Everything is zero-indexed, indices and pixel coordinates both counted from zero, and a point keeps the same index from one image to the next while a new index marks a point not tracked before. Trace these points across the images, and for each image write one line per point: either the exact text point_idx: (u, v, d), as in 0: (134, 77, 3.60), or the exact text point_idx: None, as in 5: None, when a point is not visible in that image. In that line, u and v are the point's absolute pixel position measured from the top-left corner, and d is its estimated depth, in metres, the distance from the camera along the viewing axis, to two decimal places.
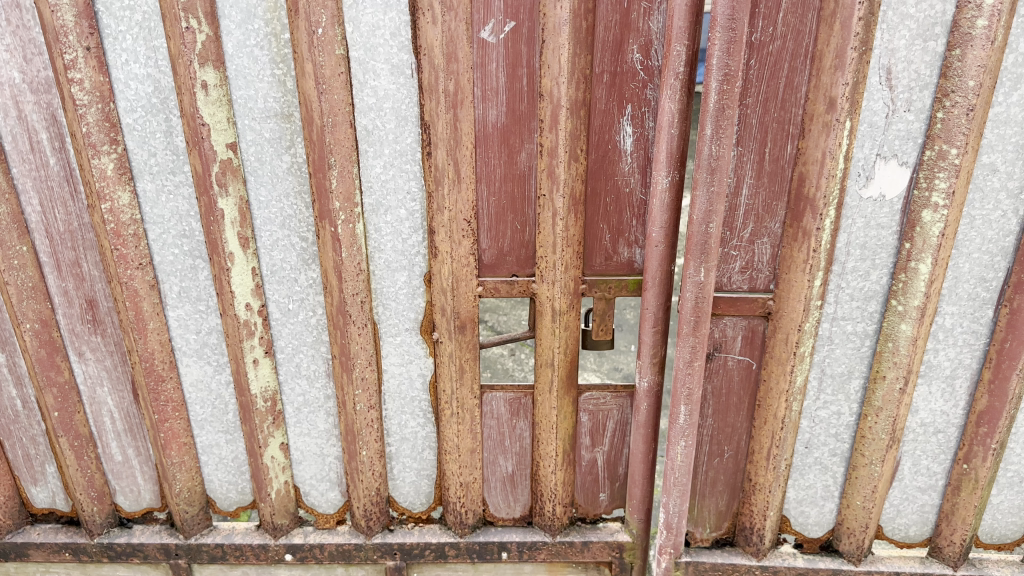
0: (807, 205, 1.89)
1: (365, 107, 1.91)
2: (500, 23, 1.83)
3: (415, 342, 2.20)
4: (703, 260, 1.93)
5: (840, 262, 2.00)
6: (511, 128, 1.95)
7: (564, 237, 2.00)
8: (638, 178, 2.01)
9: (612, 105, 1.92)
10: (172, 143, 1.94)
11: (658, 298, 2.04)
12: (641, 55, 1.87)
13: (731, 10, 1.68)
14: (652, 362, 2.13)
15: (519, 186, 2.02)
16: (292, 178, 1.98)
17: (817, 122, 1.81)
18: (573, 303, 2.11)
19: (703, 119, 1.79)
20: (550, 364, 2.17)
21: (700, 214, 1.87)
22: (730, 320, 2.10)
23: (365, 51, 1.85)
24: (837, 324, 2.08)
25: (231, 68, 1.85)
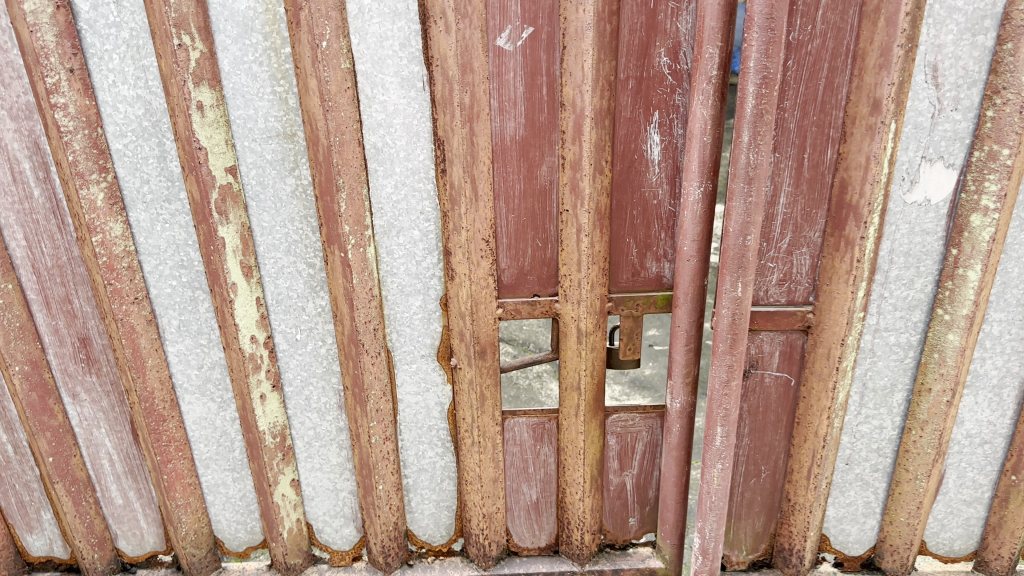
0: (849, 212, 1.78)
1: (374, 123, 1.78)
2: (518, 30, 1.70)
3: (432, 368, 2.07)
4: (740, 274, 1.81)
5: (883, 271, 1.89)
6: (531, 140, 1.82)
7: (590, 253, 1.88)
8: (667, 189, 1.88)
9: (638, 112, 1.79)
10: (166, 169, 1.80)
11: (690, 314, 1.93)
12: (668, 58, 1.74)
13: (769, 9, 1.56)
14: (684, 382, 2.01)
15: (540, 202, 1.89)
16: (296, 202, 1.85)
17: (860, 126, 1.69)
18: (600, 322, 1.98)
19: (740, 126, 1.67)
20: (576, 387, 2.05)
21: (737, 227, 1.75)
22: (767, 336, 1.98)
23: (373, 64, 1.72)
24: (879, 336, 1.97)
25: (228, 87, 1.72)
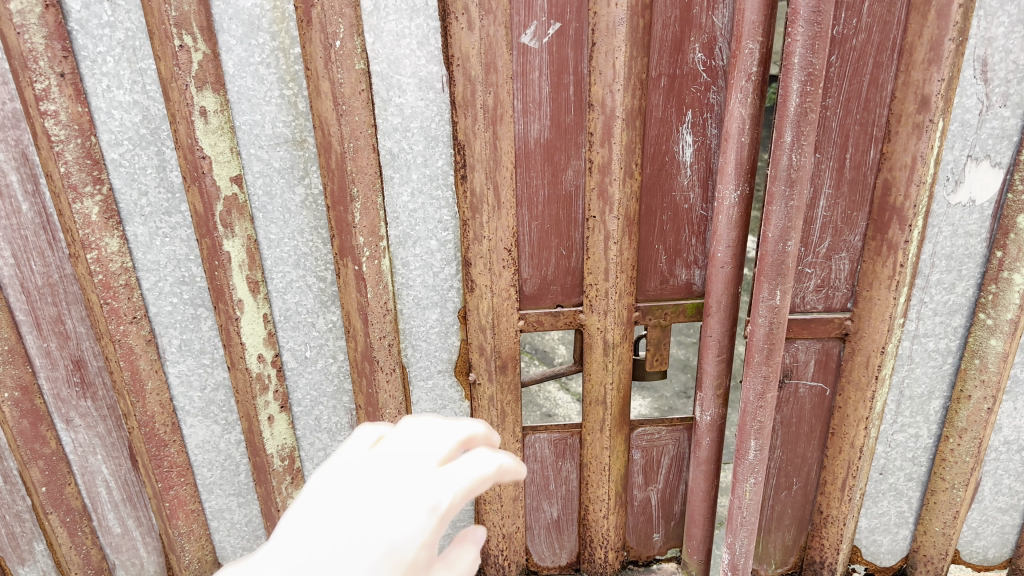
0: (893, 215, 1.69)
1: (390, 127, 1.66)
2: (544, 26, 1.59)
3: (449, 385, 1.96)
4: (778, 281, 1.72)
5: (925, 275, 1.80)
6: (556, 143, 1.71)
7: (619, 261, 1.78)
8: (699, 192, 1.79)
9: (670, 112, 1.69)
10: (166, 179, 1.69)
11: (723, 324, 1.83)
12: (703, 54, 1.64)
13: (816, 2, 1.46)
14: (716, 394, 1.92)
15: (565, 208, 1.78)
16: (306, 213, 1.74)
17: (906, 124, 1.60)
18: (627, 333, 1.88)
19: (782, 126, 1.57)
20: (601, 402, 1.95)
21: (777, 232, 1.66)
22: (803, 344, 1.89)
23: (389, 64, 1.60)
24: (918, 342, 1.89)
25: (233, 90, 1.60)
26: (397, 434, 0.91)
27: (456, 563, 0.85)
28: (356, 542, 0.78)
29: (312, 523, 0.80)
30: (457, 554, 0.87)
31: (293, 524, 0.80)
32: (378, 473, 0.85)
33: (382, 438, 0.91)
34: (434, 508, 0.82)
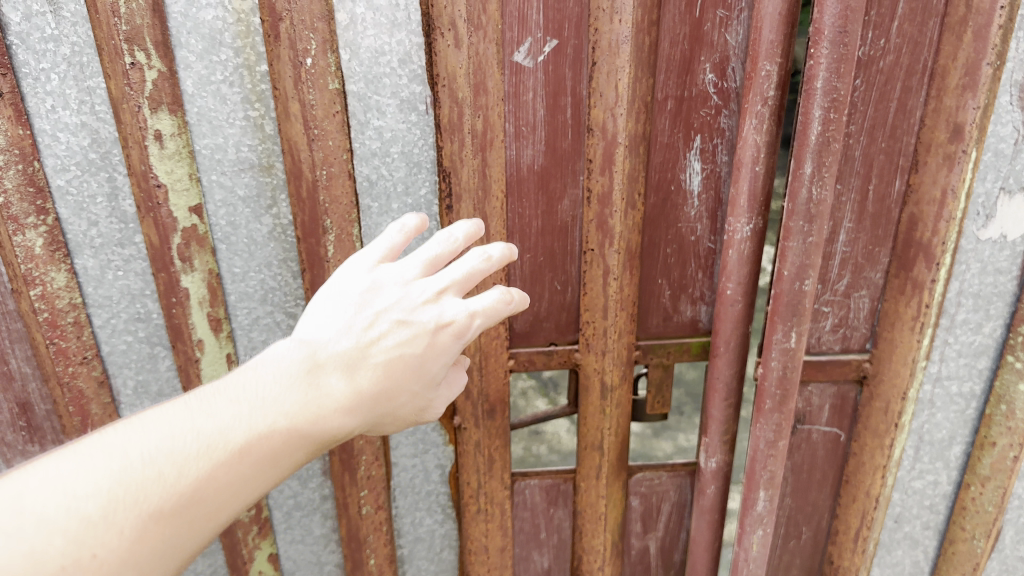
0: (919, 251, 1.54)
1: (368, 152, 1.50)
2: (539, 43, 1.44)
3: (431, 428, 1.78)
4: (794, 322, 1.57)
5: (949, 315, 1.66)
6: (551, 170, 1.56)
7: (618, 298, 1.63)
8: (707, 223, 1.63)
9: (677, 137, 1.54)
10: (118, 209, 1.52)
11: (731, 366, 1.68)
12: (714, 75, 1.49)
13: (843, 20, 1.31)
14: (723, 440, 1.77)
15: (560, 239, 1.63)
16: (274, 244, 1.57)
17: (937, 154, 1.46)
18: (627, 374, 1.73)
19: (801, 156, 1.43)
20: (598, 447, 1.79)
21: (793, 270, 1.52)
22: (817, 387, 1.74)
23: (367, 83, 1.44)
24: (940, 385, 1.75)
25: (193, 111, 1.43)
26: (434, 257, 1.14)
27: (455, 386, 1.22)
28: (393, 347, 1.06)
29: (363, 318, 1.06)
30: (455, 376, 1.23)
31: (347, 318, 1.06)
32: (421, 290, 1.11)
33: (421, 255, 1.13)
34: (462, 334, 1.12)
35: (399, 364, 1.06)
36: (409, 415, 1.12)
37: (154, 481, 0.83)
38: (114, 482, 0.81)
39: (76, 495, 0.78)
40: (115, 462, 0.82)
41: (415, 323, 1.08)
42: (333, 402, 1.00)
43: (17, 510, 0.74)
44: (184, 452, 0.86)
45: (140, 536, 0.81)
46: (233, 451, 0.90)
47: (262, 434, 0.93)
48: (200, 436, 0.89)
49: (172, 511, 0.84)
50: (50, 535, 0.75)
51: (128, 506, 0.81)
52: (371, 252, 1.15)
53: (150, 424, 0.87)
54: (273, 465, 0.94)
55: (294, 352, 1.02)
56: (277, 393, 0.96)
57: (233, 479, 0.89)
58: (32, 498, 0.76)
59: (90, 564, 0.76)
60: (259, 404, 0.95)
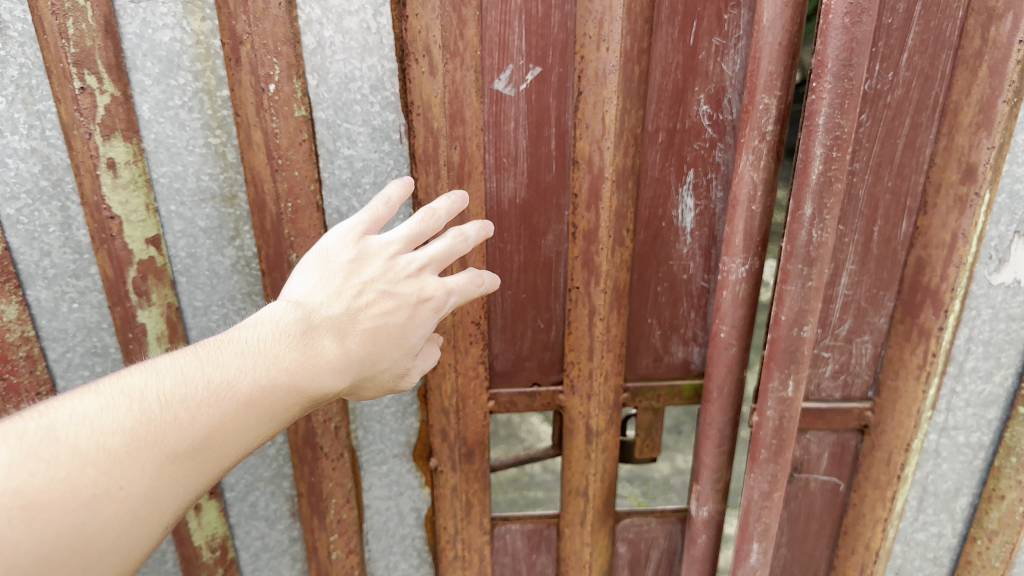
0: (926, 297, 1.44)
1: (338, 183, 1.40)
2: (521, 70, 1.34)
3: (407, 470, 1.71)
4: (792, 370, 1.46)
5: (958, 363, 1.56)
6: (534, 204, 1.46)
7: (604, 339, 1.53)
8: (701, 261, 1.54)
9: (669, 171, 1.44)
10: (72, 238, 1.42)
11: (725, 412, 1.58)
12: (709, 107, 1.39)
13: (848, 54, 1.21)
14: (715, 488, 1.67)
15: (544, 275, 1.53)
16: (237, 277, 1.48)
17: (947, 195, 1.36)
18: (614, 418, 1.62)
19: (801, 196, 1.32)
20: (583, 493, 1.69)
21: (792, 315, 1.40)
22: (815, 435, 1.64)
23: (336, 110, 1.34)
24: (946, 435, 1.65)
25: (150, 138, 1.34)
26: (417, 233, 1.26)
27: (429, 357, 1.36)
28: (380, 315, 1.20)
29: (355, 286, 1.19)
30: (428, 350, 1.37)
31: (340, 285, 1.18)
32: (406, 262, 1.24)
33: (405, 231, 1.25)
34: (440, 307, 1.27)
35: (384, 332, 1.21)
36: (389, 379, 1.26)
37: (172, 424, 0.97)
38: (135, 423, 0.95)
39: (103, 432, 0.92)
40: (137, 404, 0.96)
41: (398, 295, 1.22)
42: (327, 363, 1.13)
43: (52, 444, 0.89)
44: (196, 399, 1.00)
45: (159, 471, 0.95)
46: (239, 401, 1.03)
47: (264, 388, 1.06)
48: (210, 385, 1.02)
49: (186, 451, 0.98)
50: (83, 466, 0.89)
51: (149, 445, 0.95)
52: (356, 222, 1.26)
53: (166, 372, 1.01)
54: (274, 414, 1.08)
55: (290, 314, 1.14)
56: (276, 352, 1.09)
57: (238, 426, 1.03)
58: (66, 432, 0.90)
59: (118, 494, 0.91)
60: (262, 359, 1.08)
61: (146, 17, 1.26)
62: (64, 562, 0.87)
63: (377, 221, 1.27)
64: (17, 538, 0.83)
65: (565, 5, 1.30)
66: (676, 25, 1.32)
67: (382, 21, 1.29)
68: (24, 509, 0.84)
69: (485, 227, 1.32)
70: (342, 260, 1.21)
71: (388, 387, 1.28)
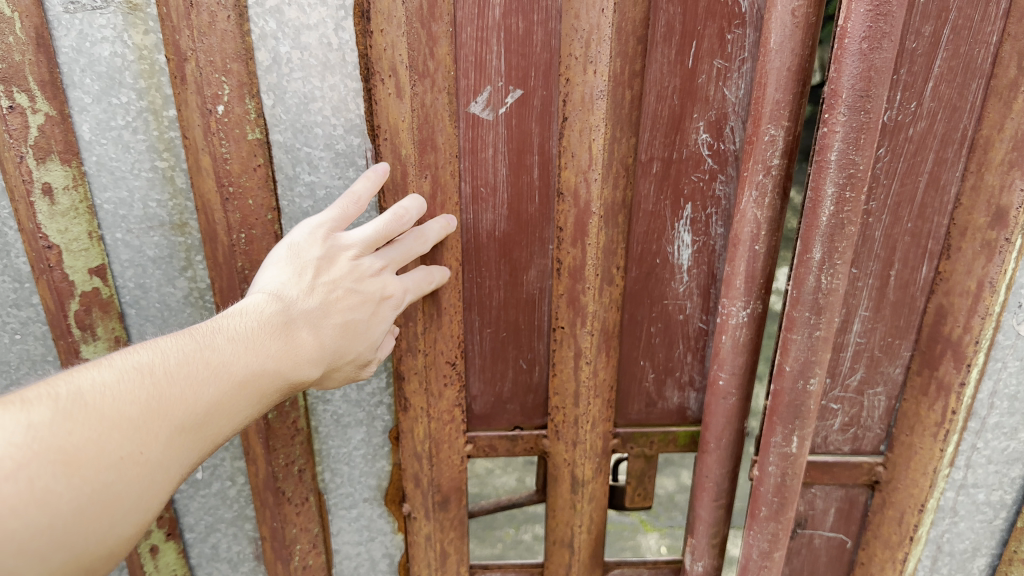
0: (947, 348, 1.29)
1: (299, 212, 1.29)
2: (500, 93, 1.22)
3: (378, 515, 1.61)
4: (796, 425, 1.28)
5: (980, 417, 1.42)
6: (515, 237, 1.33)
7: (592, 384, 1.37)
8: (698, 301, 1.40)
9: (664, 204, 1.31)
10: (11, 266, 1.29)
11: (723, 464, 1.38)
12: (709, 136, 1.26)
13: (866, 84, 1.05)
14: (711, 542, 1.46)
15: (526, 313, 1.41)
16: (191, 310, 1.35)
17: (973, 240, 1.21)
18: (602, 466, 1.46)
19: (809, 239, 1.16)
20: (568, 543, 1.53)
21: (797, 365, 1.23)
22: (821, 489, 1.51)
23: (295, 133, 1.23)
24: (964, 493, 1.50)
25: (91, 160, 1.22)
26: (384, 233, 1.16)
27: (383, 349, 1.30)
28: (352, 310, 1.13)
29: (329, 282, 1.10)
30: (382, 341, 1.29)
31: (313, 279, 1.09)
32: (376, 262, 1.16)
33: (372, 229, 1.15)
34: (401, 303, 1.20)
35: (350, 329, 1.13)
36: (350, 372, 1.20)
37: (181, 399, 0.92)
38: (149, 394, 0.89)
39: (122, 400, 0.87)
40: (150, 376, 0.91)
41: (365, 293, 1.14)
42: (307, 354, 1.07)
43: (80, 407, 0.84)
44: (201, 375, 0.95)
45: (171, 441, 0.91)
46: (235, 382, 0.98)
47: (258, 372, 1.00)
48: (212, 363, 0.96)
49: (193, 425, 0.93)
50: (108, 430, 0.85)
51: (162, 418, 0.90)
52: (322, 218, 1.14)
53: (167, 348, 0.95)
54: (263, 397, 1.02)
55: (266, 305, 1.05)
56: (265, 338, 1.02)
57: (234, 408, 0.98)
58: (92, 395, 0.86)
59: (140, 459, 0.87)
60: (254, 343, 1.01)
61: (83, 29, 1.14)
62: (93, 521, 0.83)
63: (344, 220, 1.16)
64: (55, 491, 0.79)
65: (549, 22, 1.17)
66: (672, 45, 1.19)
67: (344, 36, 1.17)
68: (60, 464, 0.80)
69: (447, 225, 1.24)
70: (310, 255, 1.11)
71: (349, 377, 1.20)
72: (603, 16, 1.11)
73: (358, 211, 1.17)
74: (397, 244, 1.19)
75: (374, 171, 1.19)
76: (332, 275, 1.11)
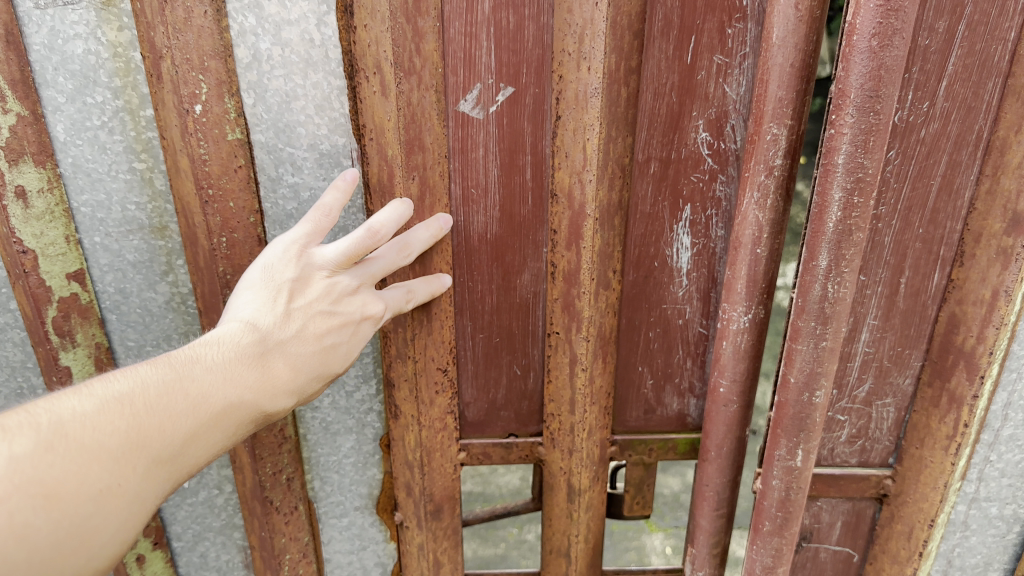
0: (960, 359, 1.23)
1: (283, 214, 1.24)
2: (490, 90, 1.16)
3: (370, 524, 1.57)
4: (801, 438, 1.23)
5: (993, 429, 1.36)
6: (507, 240, 1.28)
7: (588, 392, 1.32)
8: (698, 305, 1.35)
9: (662, 206, 1.25)
10: None
11: (724, 472, 1.32)
12: (709, 134, 1.20)
13: (876, 84, 0.99)
14: (712, 551, 1.39)
15: (520, 318, 1.36)
16: (173, 315, 1.31)
17: (988, 247, 1.15)
18: (599, 474, 1.41)
19: (814, 246, 1.10)
20: (565, 552, 1.48)
21: (802, 377, 1.17)
22: (827, 502, 1.46)
23: (277, 133, 1.18)
24: (976, 507, 1.44)
25: (67, 162, 1.17)
26: (358, 251, 1.10)
27: None
28: (325, 337, 1.09)
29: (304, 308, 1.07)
30: None
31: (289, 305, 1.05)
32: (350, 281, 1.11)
33: (345, 246, 1.10)
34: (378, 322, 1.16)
35: (328, 352, 1.11)
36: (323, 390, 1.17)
37: (160, 432, 0.88)
38: (129, 426, 0.85)
39: (103, 431, 0.83)
40: (131, 405, 0.86)
41: (340, 315, 1.11)
42: (281, 384, 1.04)
43: (62, 437, 0.80)
44: (181, 406, 0.91)
45: (148, 473, 0.87)
46: (213, 414, 0.94)
47: (233, 403, 0.97)
48: (192, 392, 0.92)
49: (170, 456, 0.89)
50: (89, 462, 0.81)
51: (140, 451, 0.86)
52: (294, 232, 1.10)
53: (147, 376, 0.90)
54: (237, 429, 0.99)
55: (242, 333, 1.01)
56: (242, 369, 0.98)
57: (210, 440, 0.94)
58: (73, 425, 0.81)
59: (118, 491, 0.83)
60: (231, 373, 0.97)
61: (54, 25, 1.09)
62: (70, 556, 0.79)
63: (318, 233, 1.11)
64: (35, 526, 0.76)
65: (540, 16, 1.12)
66: (670, 39, 1.13)
67: (327, 32, 1.13)
68: (41, 498, 0.76)
69: (431, 232, 1.19)
70: (284, 277, 1.06)
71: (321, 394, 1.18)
72: (597, 10, 1.05)
73: (330, 224, 1.12)
74: (374, 260, 1.14)
75: (342, 179, 1.13)
76: (305, 298, 1.07)
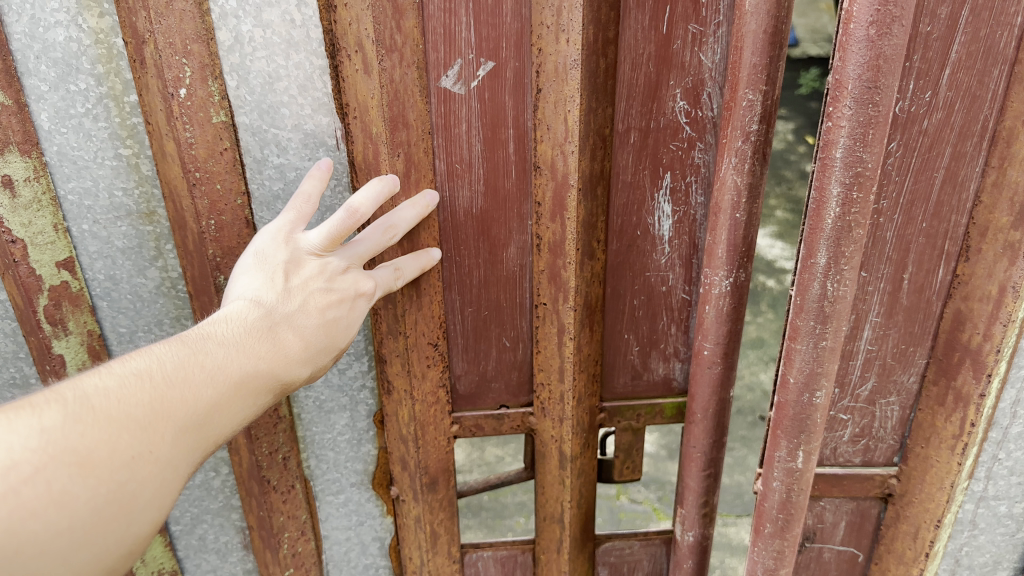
0: (965, 356, 1.19)
1: (269, 196, 1.22)
2: (470, 65, 1.14)
3: (365, 499, 1.56)
4: (801, 439, 1.18)
5: (1002, 427, 1.32)
6: (492, 213, 1.25)
7: (576, 360, 1.29)
8: (681, 272, 1.31)
9: (642, 174, 1.22)
10: None
11: (710, 434, 1.27)
12: (686, 103, 1.17)
13: (874, 74, 0.94)
14: (702, 512, 1.33)
15: (508, 291, 1.33)
16: (164, 300, 1.30)
17: (996, 241, 1.10)
18: (589, 440, 1.39)
19: (812, 243, 1.05)
20: (559, 520, 1.45)
21: (802, 377, 1.13)
22: (830, 501, 1.42)
23: (261, 115, 1.16)
24: (984, 505, 1.40)
25: (53, 151, 1.17)
26: (341, 232, 1.09)
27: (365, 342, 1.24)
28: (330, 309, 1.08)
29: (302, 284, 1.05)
30: None
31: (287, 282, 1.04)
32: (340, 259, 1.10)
33: (327, 228, 1.09)
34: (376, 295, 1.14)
35: (331, 327, 1.09)
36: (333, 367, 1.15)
37: (182, 403, 0.89)
38: (152, 397, 0.87)
39: (128, 403, 0.85)
40: (150, 379, 0.88)
41: (337, 291, 1.09)
42: (293, 355, 1.03)
43: (89, 410, 0.82)
44: (199, 377, 0.92)
45: (177, 440, 0.88)
46: (232, 383, 0.95)
47: (251, 372, 0.98)
48: (208, 365, 0.93)
49: (196, 425, 0.90)
50: (117, 432, 0.83)
51: (166, 420, 0.87)
52: (278, 220, 1.09)
53: (163, 353, 0.91)
54: (258, 399, 0.99)
55: (248, 311, 1.01)
56: (253, 341, 0.99)
57: (234, 408, 0.95)
58: (99, 398, 0.83)
59: (150, 458, 0.85)
60: (244, 346, 0.98)
61: (35, 14, 1.08)
62: (112, 520, 0.82)
63: (302, 221, 1.10)
64: (73, 493, 0.79)
65: None
66: (646, 10, 1.10)
67: (307, 12, 1.10)
68: (75, 467, 0.79)
69: (417, 209, 1.17)
70: (276, 260, 1.05)
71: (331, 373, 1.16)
72: None
73: (312, 210, 1.11)
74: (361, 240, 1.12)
75: (317, 168, 1.13)
76: (300, 277, 1.06)
